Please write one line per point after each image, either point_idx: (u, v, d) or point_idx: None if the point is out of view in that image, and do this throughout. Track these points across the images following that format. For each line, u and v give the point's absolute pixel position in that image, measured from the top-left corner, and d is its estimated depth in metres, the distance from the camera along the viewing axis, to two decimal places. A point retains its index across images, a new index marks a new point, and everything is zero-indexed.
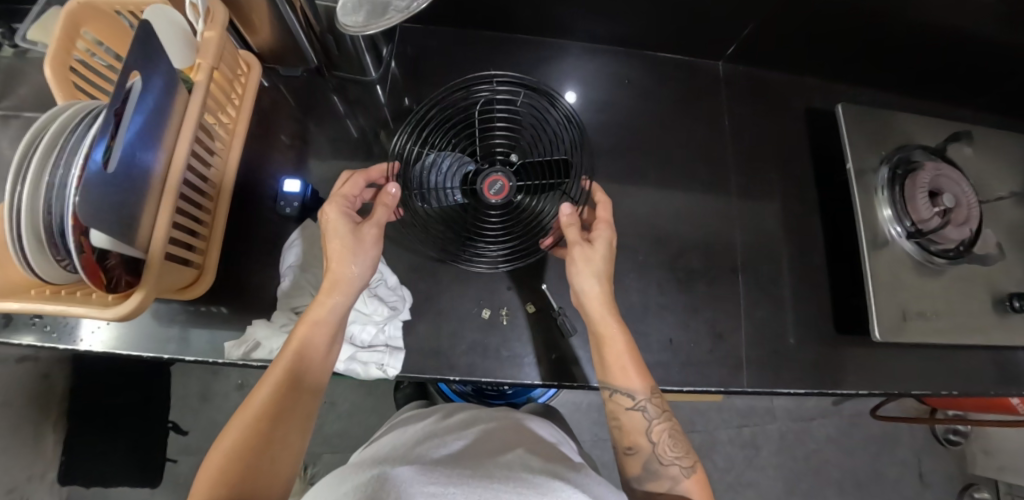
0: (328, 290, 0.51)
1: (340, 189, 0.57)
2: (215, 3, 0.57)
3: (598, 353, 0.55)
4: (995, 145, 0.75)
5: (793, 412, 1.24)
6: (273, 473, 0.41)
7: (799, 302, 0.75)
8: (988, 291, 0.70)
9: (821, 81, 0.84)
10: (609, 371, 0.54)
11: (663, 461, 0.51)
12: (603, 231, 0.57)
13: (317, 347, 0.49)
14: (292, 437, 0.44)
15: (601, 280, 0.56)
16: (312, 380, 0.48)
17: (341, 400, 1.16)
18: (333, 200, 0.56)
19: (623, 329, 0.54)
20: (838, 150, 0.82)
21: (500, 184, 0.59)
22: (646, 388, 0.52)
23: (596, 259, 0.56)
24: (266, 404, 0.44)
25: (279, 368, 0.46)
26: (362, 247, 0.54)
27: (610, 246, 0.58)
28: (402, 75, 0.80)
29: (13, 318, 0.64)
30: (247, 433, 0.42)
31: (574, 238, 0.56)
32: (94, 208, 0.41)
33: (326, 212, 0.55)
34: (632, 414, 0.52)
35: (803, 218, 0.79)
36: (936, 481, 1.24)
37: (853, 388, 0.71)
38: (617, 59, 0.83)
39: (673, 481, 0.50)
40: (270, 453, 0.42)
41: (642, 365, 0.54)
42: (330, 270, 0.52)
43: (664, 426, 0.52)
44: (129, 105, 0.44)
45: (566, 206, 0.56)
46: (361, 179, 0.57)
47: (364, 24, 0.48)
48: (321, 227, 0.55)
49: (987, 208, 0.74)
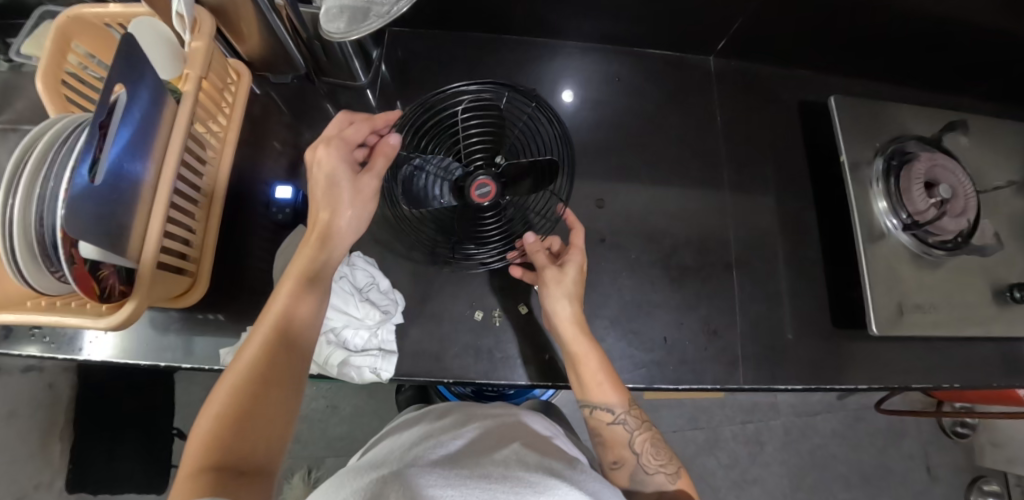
0: (314, 245, 0.50)
1: (339, 131, 0.53)
2: (203, 14, 0.57)
3: (572, 372, 0.55)
4: (993, 134, 0.74)
5: (798, 407, 1.23)
6: (268, 430, 0.41)
7: (796, 297, 0.74)
8: (988, 282, 0.69)
9: (815, 73, 0.83)
10: (586, 389, 0.54)
11: (648, 470, 0.51)
12: (574, 257, 0.58)
13: (304, 302, 0.48)
14: (287, 394, 0.43)
15: (573, 300, 0.57)
16: (301, 336, 0.47)
17: (344, 404, 1.16)
18: (331, 142, 0.52)
19: (597, 350, 0.54)
20: (832, 143, 0.81)
21: (487, 188, 0.60)
22: (623, 401, 0.53)
23: (567, 281, 0.57)
24: (256, 363, 0.43)
25: (266, 326, 0.46)
26: (359, 198, 0.53)
27: (581, 270, 0.58)
28: (391, 78, 0.80)
29: (13, 330, 0.64)
30: (238, 392, 0.41)
31: (543, 263, 0.57)
32: (83, 220, 0.42)
33: (319, 153, 0.52)
34: (614, 428, 0.53)
35: (799, 212, 0.78)
36: (945, 475, 1.23)
37: (853, 383, 0.71)
38: (606, 57, 0.83)
39: (660, 489, 0.50)
40: (265, 412, 0.41)
41: (617, 378, 0.54)
42: (321, 220, 0.51)
43: (645, 437, 0.53)
44: (116, 114, 0.45)
45: (529, 236, 0.56)
46: (366, 126, 0.54)
47: (345, 30, 0.48)
48: (312, 172, 0.53)
49: (986, 197, 0.73)
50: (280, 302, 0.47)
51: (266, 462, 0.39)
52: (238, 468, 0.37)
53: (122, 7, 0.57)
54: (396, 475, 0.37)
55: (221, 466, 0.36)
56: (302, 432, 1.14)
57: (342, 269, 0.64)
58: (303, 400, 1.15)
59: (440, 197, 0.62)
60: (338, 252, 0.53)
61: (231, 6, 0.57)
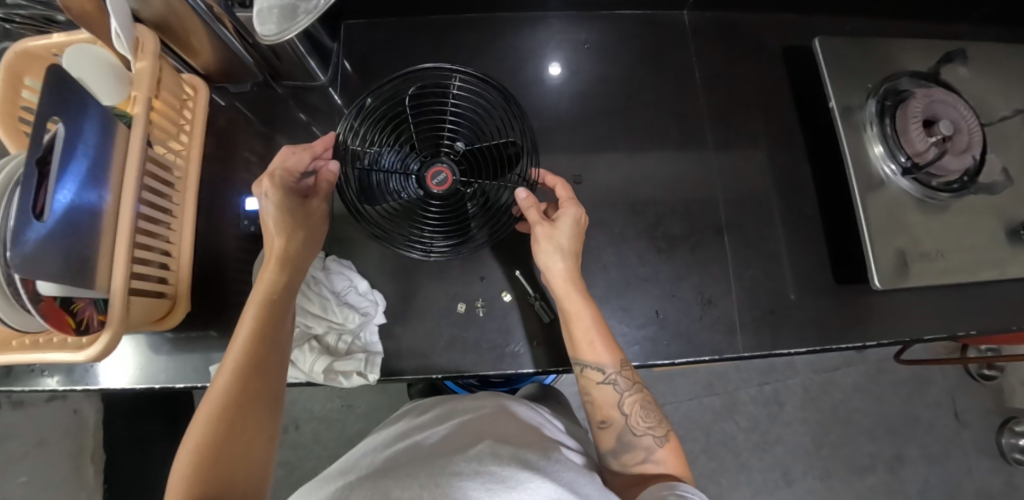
0: (274, 268, 0.51)
1: (282, 163, 0.55)
2: (146, 33, 0.55)
3: (566, 328, 0.54)
4: (997, 60, 0.68)
5: (815, 364, 1.20)
6: (249, 459, 0.41)
7: (795, 257, 0.71)
8: (999, 221, 0.64)
9: (801, 16, 0.78)
10: (578, 347, 0.52)
11: (636, 432, 0.49)
12: (569, 209, 0.55)
13: (274, 323, 0.48)
14: (263, 416, 0.44)
15: (566, 256, 0.54)
16: (272, 356, 0.47)
17: (359, 402, 1.18)
18: (274, 173, 0.54)
19: (591, 307, 0.53)
20: (822, 88, 0.76)
21: (443, 175, 0.58)
22: (615, 361, 0.51)
23: (560, 236, 0.54)
24: (228, 391, 0.43)
25: (236, 351, 0.46)
26: (311, 221, 0.56)
27: (577, 223, 0.55)
28: (352, 73, 0.77)
29: (13, 369, 0.66)
30: (214, 422, 0.41)
31: (535, 219, 0.54)
32: (37, 257, 0.41)
33: (265, 185, 0.53)
34: (603, 388, 0.51)
35: (794, 167, 0.74)
36: (973, 420, 1.18)
37: (859, 341, 0.67)
38: (573, 24, 0.79)
39: (647, 451, 0.48)
40: (242, 440, 0.41)
41: (612, 339, 0.52)
42: (275, 245, 0.52)
43: (636, 399, 0.51)
44: (56, 151, 0.44)
45: (522, 190, 0.53)
46: (305, 154, 0.56)
47: (277, 30, 0.42)
48: (261, 203, 0.53)
49: (991, 131, 0.67)
50: (248, 324, 0.47)
51: (250, 487, 0.40)
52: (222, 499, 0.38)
53: (66, 36, 0.55)
54: (363, 482, 0.36)
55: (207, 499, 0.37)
56: (322, 432, 1.17)
57: (318, 275, 0.63)
58: (321, 401, 1.18)
59: (401, 190, 0.60)
60: (299, 271, 0.54)
61: (174, 20, 0.55)
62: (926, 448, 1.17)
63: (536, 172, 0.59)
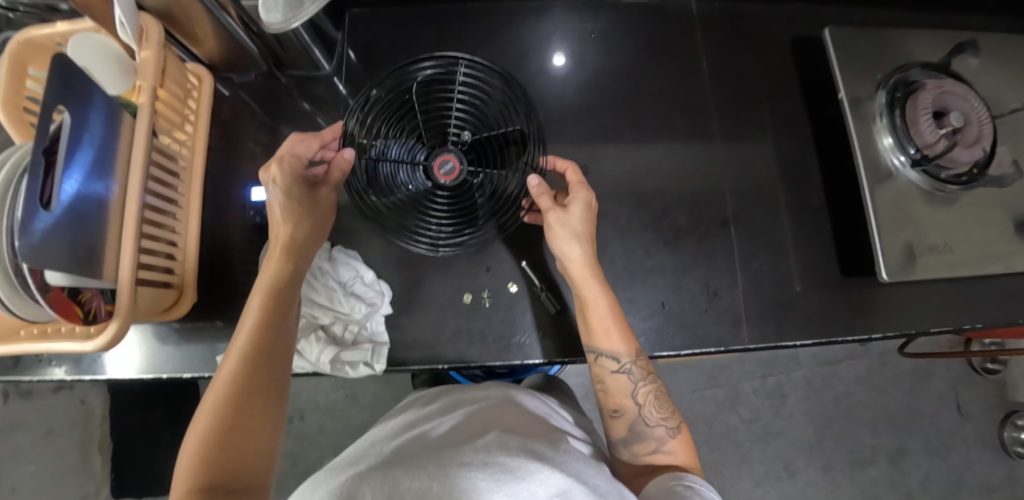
0: (279, 257, 0.51)
1: (291, 149, 0.55)
2: (150, 21, 0.54)
3: (581, 315, 0.54)
4: (1007, 51, 0.68)
5: (819, 357, 1.20)
6: (254, 447, 0.41)
7: (802, 249, 0.70)
8: (1008, 214, 0.64)
9: (809, 5, 0.77)
10: (593, 334, 0.53)
11: (649, 422, 0.49)
12: (580, 192, 0.54)
13: (279, 312, 0.48)
14: (270, 404, 0.44)
15: (581, 241, 0.53)
16: (278, 345, 0.47)
17: (362, 393, 1.18)
18: (283, 160, 0.54)
19: (607, 294, 0.52)
20: (829, 78, 0.75)
21: (450, 164, 0.58)
22: (630, 351, 0.51)
23: (572, 220, 0.53)
24: (234, 379, 0.43)
25: (242, 340, 0.46)
26: (317, 210, 0.55)
27: (588, 206, 0.55)
28: (356, 62, 0.76)
29: (22, 358, 0.66)
30: (220, 409, 0.41)
31: (546, 206, 0.53)
32: (44, 248, 0.41)
33: (273, 172, 0.53)
34: (617, 378, 0.51)
35: (801, 158, 0.73)
36: (976, 412, 1.18)
37: (865, 333, 0.67)
38: (579, 12, 0.78)
39: (658, 442, 0.48)
40: (248, 428, 0.41)
41: (627, 327, 0.52)
42: (280, 234, 0.52)
43: (650, 389, 0.51)
44: (62, 141, 0.43)
45: (531, 177, 0.53)
46: (315, 142, 0.56)
47: (283, 18, 0.41)
48: (268, 191, 0.53)
49: (1001, 123, 0.66)
50: (253, 313, 0.47)
51: (255, 475, 0.40)
52: (229, 486, 0.38)
53: (69, 24, 0.53)
54: (372, 473, 0.36)
55: (212, 486, 0.37)
56: (326, 422, 1.18)
57: (323, 266, 0.63)
58: (326, 391, 1.19)
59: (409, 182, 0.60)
60: (305, 261, 0.53)
61: (178, 9, 0.55)
62: (928, 441, 1.17)
63: (546, 157, 0.60)
